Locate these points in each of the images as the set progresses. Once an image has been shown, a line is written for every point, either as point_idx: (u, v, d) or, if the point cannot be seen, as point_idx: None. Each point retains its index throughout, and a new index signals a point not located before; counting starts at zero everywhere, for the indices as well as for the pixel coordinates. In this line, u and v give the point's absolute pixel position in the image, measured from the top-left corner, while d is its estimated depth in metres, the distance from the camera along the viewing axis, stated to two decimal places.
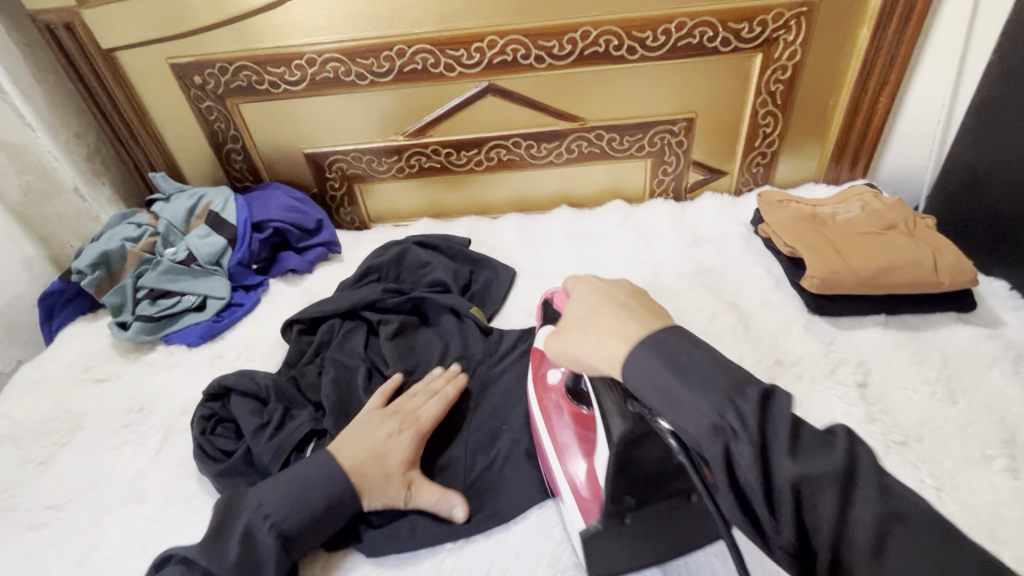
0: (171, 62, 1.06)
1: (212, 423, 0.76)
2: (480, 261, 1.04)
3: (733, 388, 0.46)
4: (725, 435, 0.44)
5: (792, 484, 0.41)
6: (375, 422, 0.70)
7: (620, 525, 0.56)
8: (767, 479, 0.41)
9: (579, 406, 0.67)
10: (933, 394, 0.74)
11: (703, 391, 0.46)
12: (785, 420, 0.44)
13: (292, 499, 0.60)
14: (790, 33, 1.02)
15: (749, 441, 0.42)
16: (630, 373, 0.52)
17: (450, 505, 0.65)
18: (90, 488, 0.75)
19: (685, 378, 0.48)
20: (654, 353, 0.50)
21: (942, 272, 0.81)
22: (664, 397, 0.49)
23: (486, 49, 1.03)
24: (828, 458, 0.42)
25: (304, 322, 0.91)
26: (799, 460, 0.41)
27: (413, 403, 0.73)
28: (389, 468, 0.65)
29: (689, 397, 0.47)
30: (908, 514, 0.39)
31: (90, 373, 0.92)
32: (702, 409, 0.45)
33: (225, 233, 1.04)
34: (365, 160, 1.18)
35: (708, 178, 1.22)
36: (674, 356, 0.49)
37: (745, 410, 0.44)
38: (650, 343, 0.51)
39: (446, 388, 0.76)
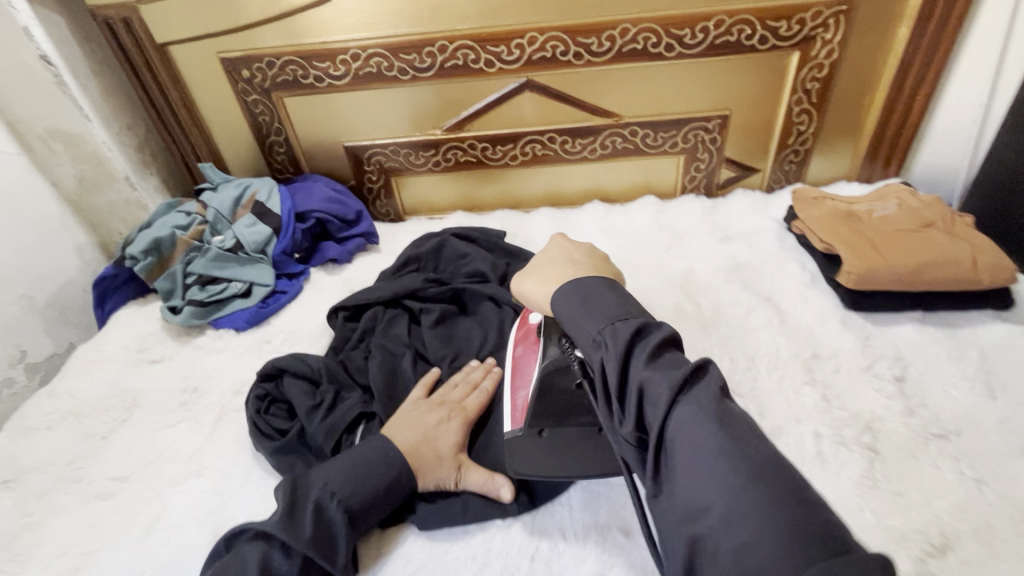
0: (222, 55, 1.10)
1: (266, 403, 0.80)
2: (516, 253, 1.06)
3: (624, 320, 0.53)
4: (603, 353, 0.52)
5: (642, 393, 0.47)
6: (423, 410, 0.73)
7: (537, 436, 0.65)
8: (619, 363, 0.50)
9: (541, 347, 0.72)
10: (971, 389, 0.75)
11: (599, 318, 0.55)
12: (659, 349, 0.49)
13: (356, 478, 0.64)
14: (828, 31, 1.03)
15: (622, 344, 0.50)
16: (558, 296, 0.61)
17: (496, 487, 0.66)
18: (153, 461, 0.78)
19: (592, 307, 0.57)
20: (576, 291, 0.59)
21: (982, 269, 0.82)
22: (572, 320, 0.58)
23: (526, 46, 1.05)
24: (690, 396, 0.45)
25: (348, 309, 0.94)
26: (650, 369, 0.47)
27: (456, 394, 0.76)
28: (441, 450, 0.69)
29: (587, 319, 0.56)
30: (747, 452, 0.41)
31: (144, 354, 0.96)
32: (593, 327, 0.55)
33: (270, 223, 1.08)
34: (402, 153, 1.21)
35: (741, 175, 1.23)
36: (591, 300, 0.58)
37: (619, 337, 0.51)
38: (576, 292, 0.59)
39: (485, 381, 0.78)
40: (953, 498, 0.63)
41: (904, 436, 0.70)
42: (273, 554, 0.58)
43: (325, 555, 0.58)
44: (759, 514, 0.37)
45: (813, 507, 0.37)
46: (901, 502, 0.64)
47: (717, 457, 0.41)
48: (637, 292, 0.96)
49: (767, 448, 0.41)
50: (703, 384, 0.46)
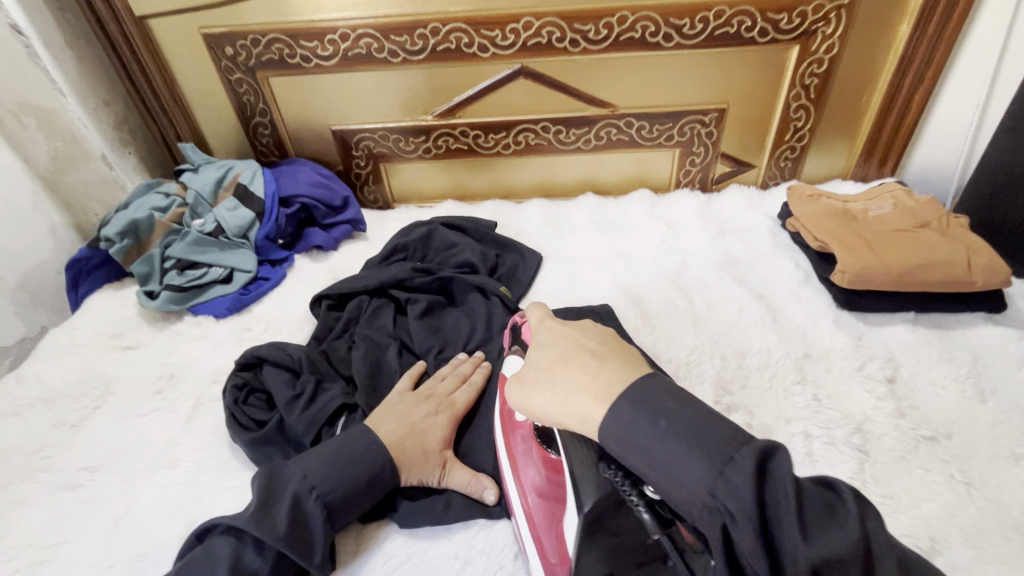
0: (204, 31, 1.05)
1: (244, 393, 0.77)
2: (506, 245, 1.04)
3: (723, 452, 0.42)
4: (728, 508, 0.40)
5: (815, 573, 0.37)
6: (410, 402, 0.71)
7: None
8: (758, 521, 0.39)
9: (547, 451, 0.62)
10: (962, 392, 0.75)
11: (669, 439, 0.45)
12: (788, 478, 0.41)
13: (337, 469, 0.62)
14: (829, 25, 1.01)
15: (751, 478, 0.40)
16: (605, 427, 0.48)
17: (480, 488, 0.66)
18: (124, 451, 0.76)
19: (632, 437, 0.46)
20: (632, 408, 0.47)
21: (976, 271, 0.81)
22: (651, 469, 0.45)
23: (522, 31, 1.02)
24: (836, 529, 0.39)
25: (333, 298, 0.91)
26: (814, 544, 0.38)
27: (444, 387, 0.74)
28: (427, 446, 0.67)
29: (681, 460, 0.43)
30: (872, 557, 0.39)
31: (118, 340, 0.93)
32: (650, 436, 0.45)
33: (253, 207, 1.04)
34: (392, 139, 1.18)
35: (736, 171, 1.21)
36: (656, 406, 0.47)
37: (744, 482, 0.40)
38: (626, 395, 0.48)
39: (475, 375, 0.77)
40: (942, 501, 0.63)
41: (894, 438, 0.69)
42: (245, 551, 0.55)
43: (300, 550, 0.56)
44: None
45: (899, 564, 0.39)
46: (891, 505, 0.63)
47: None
48: (629, 286, 0.95)
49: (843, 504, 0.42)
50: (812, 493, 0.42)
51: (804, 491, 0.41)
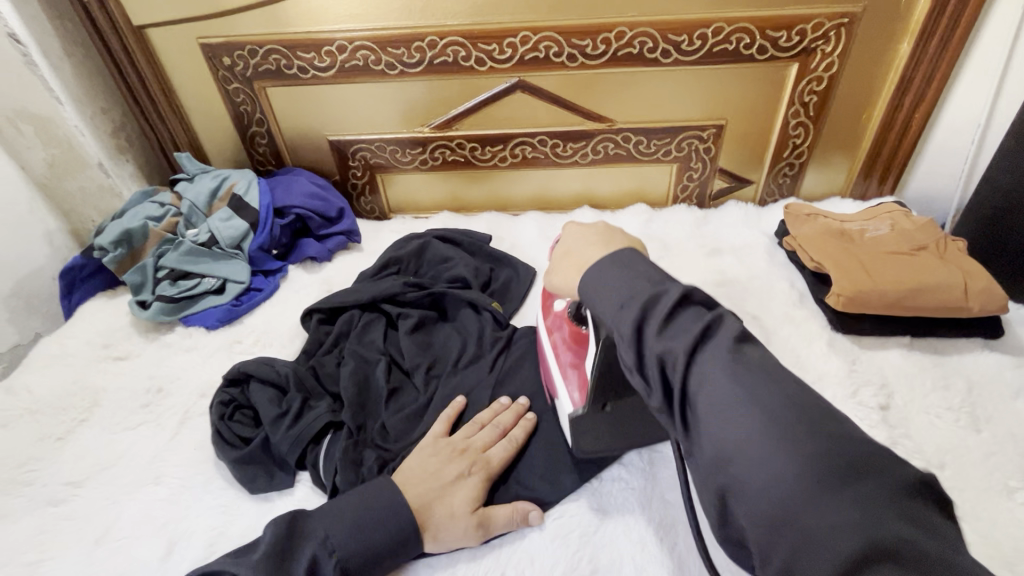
0: (202, 41, 1.05)
1: (231, 409, 0.77)
2: (500, 259, 1.04)
3: (651, 285, 0.47)
4: (622, 336, 0.45)
5: (664, 368, 0.43)
6: (443, 457, 0.67)
7: (601, 412, 0.63)
8: (636, 347, 0.44)
9: (579, 329, 0.72)
10: (956, 421, 0.73)
11: (628, 298, 0.47)
12: (674, 313, 0.44)
13: (361, 528, 0.59)
14: (828, 44, 1.01)
15: (636, 313, 0.45)
16: (587, 278, 0.51)
17: (523, 513, 0.65)
18: (109, 466, 0.75)
19: (614, 287, 0.48)
20: (608, 263, 0.50)
21: (973, 297, 0.80)
22: (597, 306, 0.49)
23: (519, 45, 1.02)
24: (717, 360, 0.42)
25: (323, 311, 0.91)
26: (669, 346, 0.42)
27: (481, 439, 0.70)
28: (455, 509, 0.63)
29: (612, 294, 0.48)
30: (772, 401, 0.39)
31: (108, 350, 0.93)
32: (615, 316, 0.47)
33: (247, 218, 1.04)
34: (388, 150, 1.18)
35: (734, 186, 1.21)
36: (626, 262, 0.50)
37: (632, 314, 0.45)
38: (619, 258, 0.50)
39: (515, 428, 0.72)
40: None
41: None
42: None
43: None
44: (798, 446, 0.37)
45: (854, 462, 0.36)
46: None
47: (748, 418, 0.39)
48: None
49: (791, 386, 0.41)
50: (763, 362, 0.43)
51: (704, 322, 0.44)
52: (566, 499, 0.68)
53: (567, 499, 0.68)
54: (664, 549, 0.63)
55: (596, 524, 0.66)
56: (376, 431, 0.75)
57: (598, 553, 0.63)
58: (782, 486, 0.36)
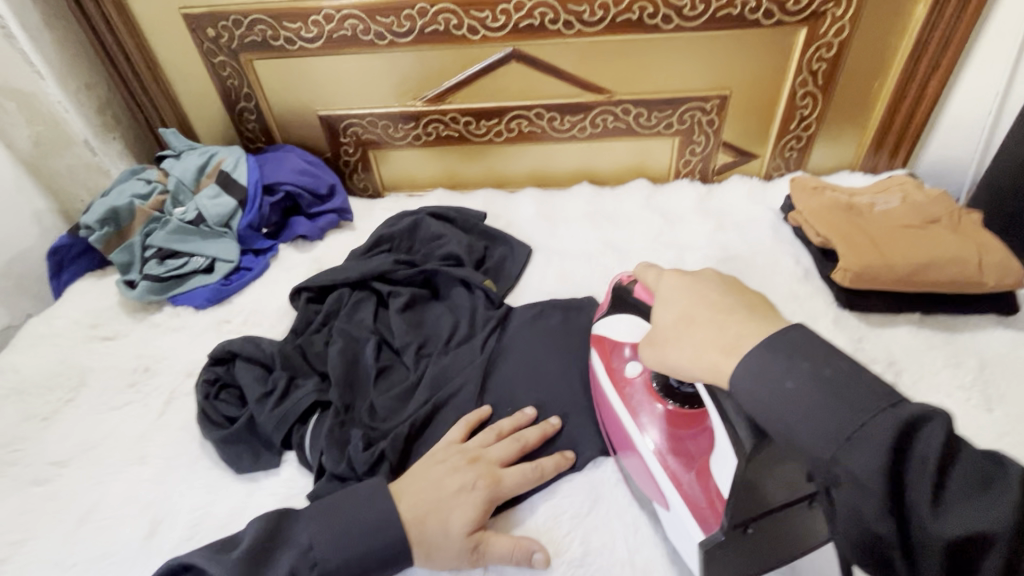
0: (185, 12, 1.02)
1: (216, 388, 0.75)
2: (495, 236, 1.01)
3: (832, 379, 0.42)
4: (826, 451, 0.40)
5: (865, 483, 0.38)
6: (448, 468, 0.62)
7: (741, 535, 0.53)
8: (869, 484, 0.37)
9: (668, 406, 0.62)
10: (967, 400, 0.70)
11: (815, 416, 0.41)
12: (895, 428, 0.38)
13: (345, 540, 0.56)
14: (839, 7, 0.95)
15: (847, 427, 0.39)
16: (734, 376, 0.46)
17: (528, 552, 0.58)
18: (95, 446, 0.74)
19: (783, 394, 0.43)
20: (776, 354, 0.45)
21: (987, 271, 0.77)
22: (779, 417, 0.43)
23: (512, 12, 0.98)
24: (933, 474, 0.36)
25: (313, 290, 0.89)
26: (872, 460, 0.37)
27: (496, 451, 0.65)
28: (449, 529, 0.58)
29: (790, 410, 0.42)
30: (977, 489, 0.36)
31: (96, 330, 0.91)
32: (812, 432, 0.41)
33: (235, 195, 1.02)
34: (380, 125, 1.14)
35: (738, 161, 1.16)
36: (786, 349, 0.45)
37: (871, 453, 0.37)
38: (766, 345, 0.46)
39: (525, 432, 0.67)
40: None
41: None
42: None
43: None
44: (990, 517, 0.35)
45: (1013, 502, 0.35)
46: None
47: (948, 514, 0.35)
48: None
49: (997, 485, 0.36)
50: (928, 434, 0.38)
51: (890, 414, 0.38)
52: (558, 477, 0.66)
53: (558, 478, 0.66)
54: (658, 529, 0.61)
55: (590, 503, 0.64)
56: (364, 411, 0.73)
57: (591, 533, 0.61)
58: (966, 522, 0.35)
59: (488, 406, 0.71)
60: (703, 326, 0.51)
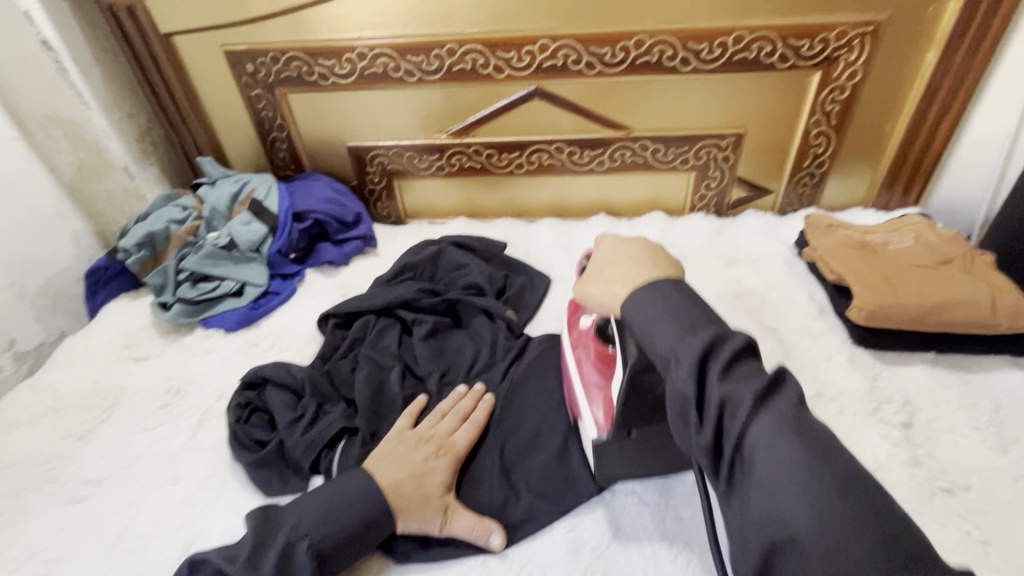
0: (226, 48, 1.07)
1: (247, 412, 0.77)
2: (515, 266, 1.04)
3: (701, 324, 0.48)
4: (678, 359, 0.46)
5: (723, 406, 0.42)
6: (409, 444, 0.69)
7: (627, 439, 0.63)
8: (702, 397, 0.43)
9: (605, 348, 0.69)
10: (982, 441, 0.71)
11: (676, 328, 0.48)
12: (734, 357, 0.44)
13: (331, 513, 0.61)
14: (852, 52, 0.99)
15: (702, 340, 0.45)
16: (627, 306, 0.53)
17: (487, 533, 0.64)
18: (128, 466, 0.76)
19: (660, 315, 0.50)
20: (654, 297, 0.51)
21: (1001, 314, 0.78)
22: (645, 327, 0.51)
23: (537, 53, 1.02)
24: (767, 399, 0.41)
25: (340, 316, 0.92)
26: (730, 383, 0.42)
27: (444, 427, 0.73)
28: (426, 491, 0.65)
29: (662, 324, 0.49)
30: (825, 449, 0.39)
31: (130, 351, 0.95)
32: (669, 338, 0.48)
33: (267, 222, 1.06)
34: (406, 156, 1.19)
35: (753, 196, 1.19)
36: (668, 297, 0.51)
37: (696, 343, 0.45)
38: (657, 290, 0.52)
39: (477, 411, 0.75)
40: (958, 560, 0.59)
41: (908, 488, 0.66)
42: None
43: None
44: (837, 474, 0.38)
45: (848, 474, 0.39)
46: None
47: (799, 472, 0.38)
48: None
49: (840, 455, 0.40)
50: (774, 381, 0.43)
51: (757, 371, 0.43)
52: (577, 509, 0.68)
53: (578, 509, 0.68)
54: (677, 566, 0.61)
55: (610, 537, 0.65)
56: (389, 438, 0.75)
57: (611, 566, 0.62)
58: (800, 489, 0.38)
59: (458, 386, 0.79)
60: (619, 264, 0.61)
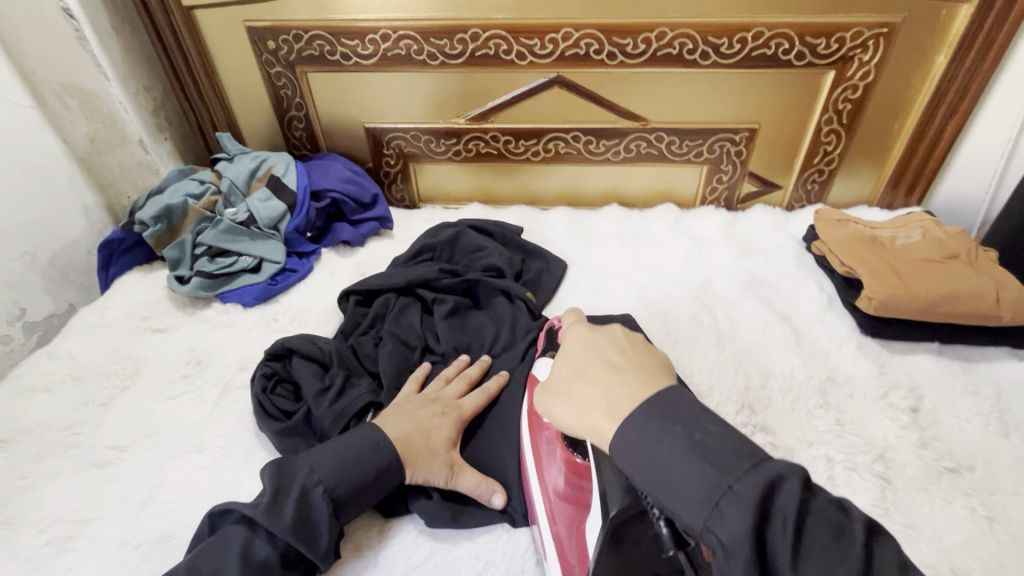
0: (248, 24, 1.07)
1: (272, 383, 0.78)
2: (532, 251, 1.05)
3: (725, 470, 0.46)
4: (721, 539, 0.44)
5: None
6: (417, 404, 0.72)
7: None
8: (747, 558, 0.42)
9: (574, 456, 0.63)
10: (985, 425, 0.75)
11: (699, 490, 0.46)
12: (771, 501, 0.44)
13: (341, 463, 0.62)
14: (867, 53, 1.02)
15: (743, 513, 0.43)
16: (616, 442, 0.52)
17: (489, 491, 0.67)
18: (152, 433, 0.77)
19: (671, 471, 0.48)
20: (645, 419, 0.51)
21: (1004, 306, 0.82)
22: (658, 488, 0.48)
23: (560, 41, 1.03)
24: (817, 546, 0.42)
25: (360, 294, 0.93)
26: (797, 569, 0.41)
27: (451, 390, 0.76)
28: (434, 443, 0.68)
29: (680, 481, 0.47)
30: None
31: (147, 322, 0.94)
32: (695, 509, 0.46)
33: (285, 199, 1.06)
34: (423, 140, 1.20)
35: (762, 191, 1.22)
36: (665, 416, 0.50)
37: (733, 515, 0.43)
38: (643, 407, 0.52)
39: (487, 382, 0.78)
40: (964, 534, 0.63)
41: (916, 468, 0.70)
42: (256, 539, 0.57)
43: (305, 540, 0.57)
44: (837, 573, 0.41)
45: (855, 552, 0.42)
46: (912, 535, 0.63)
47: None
48: (655, 299, 0.96)
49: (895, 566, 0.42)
50: (801, 500, 0.44)
51: (792, 504, 0.43)
52: None
53: None
54: None
55: None
56: None
57: None
58: None
59: (464, 355, 0.82)
60: (594, 377, 0.57)
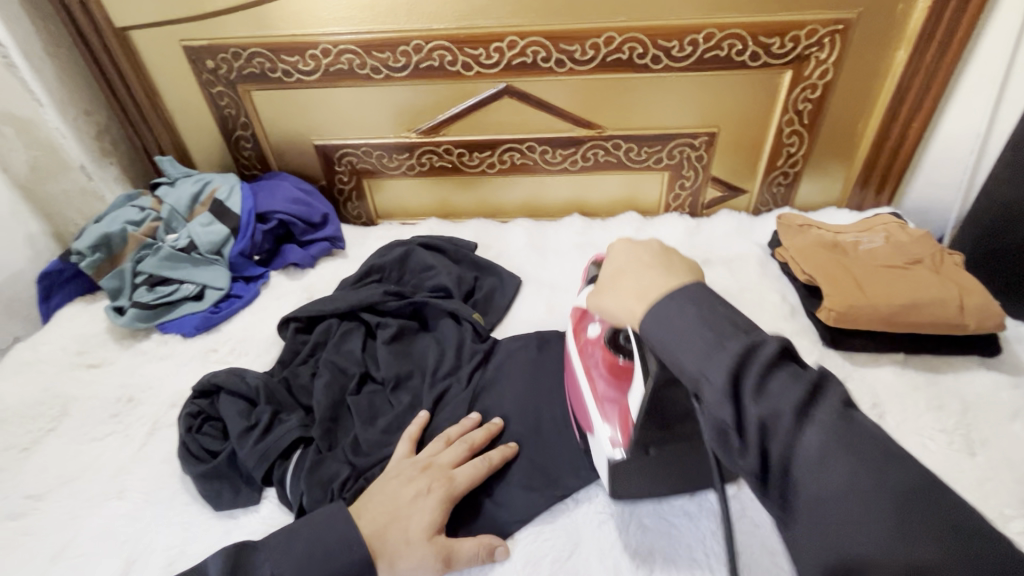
0: (185, 44, 1.04)
1: (199, 421, 0.74)
2: (486, 267, 1.02)
3: (740, 331, 0.43)
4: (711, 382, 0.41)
5: (764, 430, 0.38)
6: (403, 479, 0.64)
7: (644, 457, 0.59)
8: (741, 414, 0.39)
9: (616, 358, 0.66)
10: (949, 443, 0.71)
11: (705, 334, 0.43)
12: (849, 441, 0.36)
13: (308, 564, 0.56)
14: (823, 50, 0.98)
15: (725, 369, 0.40)
16: (645, 322, 0.47)
17: (490, 548, 0.62)
18: (73, 479, 0.73)
19: (682, 327, 0.44)
20: (672, 298, 0.46)
21: (969, 314, 0.78)
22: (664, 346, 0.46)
23: (506, 50, 1.00)
24: (795, 389, 0.39)
25: (301, 320, 0.89)
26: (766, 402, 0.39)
27: (446, 457, 0.67)
28: (411, 535, 0.59)
29: (690, 337, 0.43)
30: (875, 455, 0.36)
31: (82, 357, 0.91)
32: (695, 358, 0.43)
33: (228, 223, 1.02)
34: (375, 155, 1.16)
35: (728, 196, 1.18)
36: (701, 304, 0.45)
37: (727, 359, 0.41)
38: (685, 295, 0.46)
39: (491, 452, 0.68)
40: None
41: None
42: None
43: None
44: (910, 548, 0.32)
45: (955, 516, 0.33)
46: None
47: (845, 479, 0.35)
48: None
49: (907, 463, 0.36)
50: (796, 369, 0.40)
51: (789, 370, 0.40)
52: (533, 518, 0.66)
53: (532, 519, 0.66)
54: None
55: (572, 546, 0.63)
56: (345, 446, 0.72)
57: None
58: (833, 484, 0.36)
59: (473, 415, 0.73)
60: (633, 274, 0.52)
